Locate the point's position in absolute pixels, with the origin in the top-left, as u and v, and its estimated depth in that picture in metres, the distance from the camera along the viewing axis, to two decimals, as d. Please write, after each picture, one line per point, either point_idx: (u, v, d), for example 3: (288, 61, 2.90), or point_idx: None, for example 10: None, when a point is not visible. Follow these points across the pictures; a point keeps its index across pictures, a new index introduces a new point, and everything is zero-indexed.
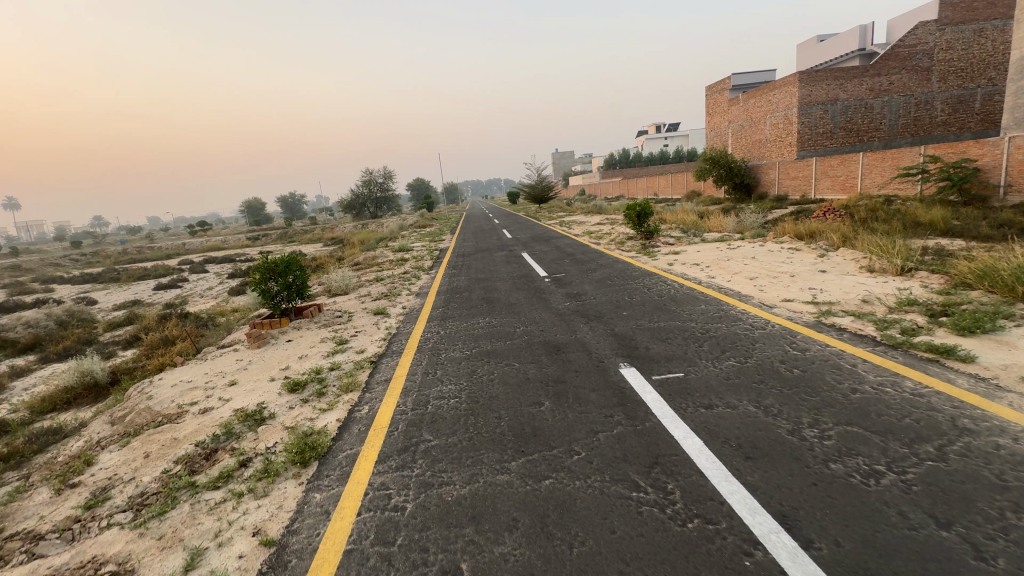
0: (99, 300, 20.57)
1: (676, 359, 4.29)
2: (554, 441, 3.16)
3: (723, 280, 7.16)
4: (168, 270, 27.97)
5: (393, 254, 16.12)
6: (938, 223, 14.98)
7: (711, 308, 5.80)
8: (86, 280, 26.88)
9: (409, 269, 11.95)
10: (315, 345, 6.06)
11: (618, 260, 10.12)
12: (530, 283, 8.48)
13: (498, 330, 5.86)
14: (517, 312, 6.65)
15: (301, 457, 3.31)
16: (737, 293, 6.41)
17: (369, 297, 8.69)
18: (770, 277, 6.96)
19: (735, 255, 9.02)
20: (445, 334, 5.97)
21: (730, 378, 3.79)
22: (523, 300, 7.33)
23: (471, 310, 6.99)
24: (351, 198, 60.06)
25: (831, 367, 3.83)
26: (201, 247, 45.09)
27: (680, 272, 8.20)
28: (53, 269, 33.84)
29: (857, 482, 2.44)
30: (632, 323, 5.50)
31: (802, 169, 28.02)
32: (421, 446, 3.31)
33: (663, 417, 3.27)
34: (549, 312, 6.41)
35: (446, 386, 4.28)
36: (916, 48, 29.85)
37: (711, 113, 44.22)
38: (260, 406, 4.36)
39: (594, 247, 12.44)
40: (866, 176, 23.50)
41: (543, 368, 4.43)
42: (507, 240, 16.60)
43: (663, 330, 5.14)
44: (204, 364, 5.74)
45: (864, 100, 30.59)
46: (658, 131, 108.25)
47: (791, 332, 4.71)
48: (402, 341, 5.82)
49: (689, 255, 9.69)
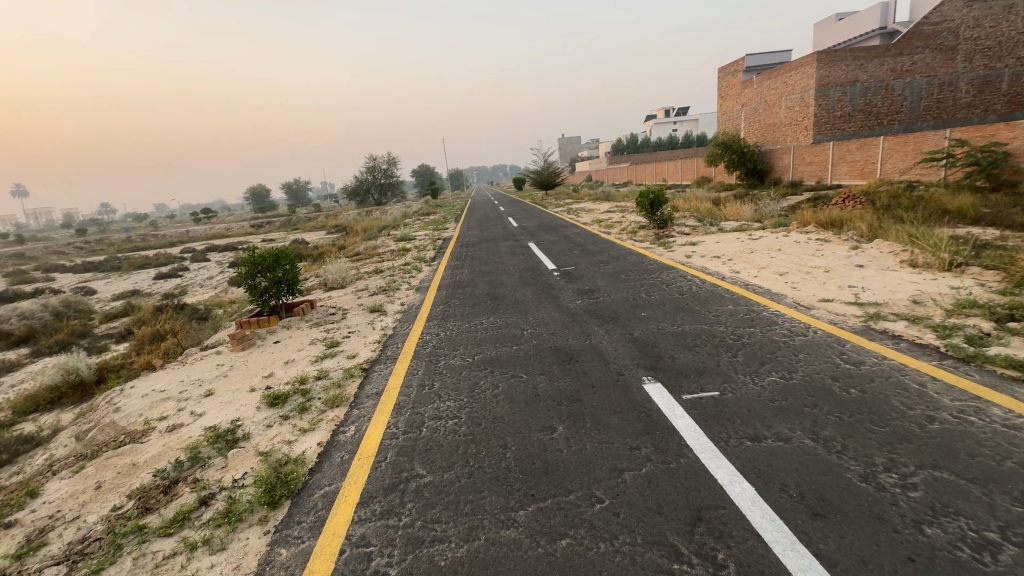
0: (98, 290, 20.25)
1: (708, 373, 3.73)
2: (570, 481, 2.62)
3: (749, 276, 6.54)
4: (170, 259, 27.63)
5: (395, 243, 15.52)
6: (967, 210, 14.18)
7: (741, 308, 5.22)
8: (87, 269, 26.57)
9: (410, 260, 11.40)
10: (302, 348, 5.53)
11: (632, 251, 9.51)
12: (538, 277, 7.91)
13: (503, 333, 5.32)
14: (524, 310, 6.10)
15: (270, 496, 2.80)
16: (767, 291, 5.80)
17: (366, 292, 8.15)
18: (802, 273, 6.33)
19: (759, 246, 8.39)
20: (445, 337, 5.44)
21: (774, 400, 3.22)
22: (530, 296, 6.76)
23: (475, 309, 6.44)
24: (355, 185, 59.43)
25: (895, 388, 3.25)
26: (205, 234, 44.81)
27: (700, 265, 7.59)
28: (57, 258, 33.73)
29: (967, 559, 1.87)
30: (653, 326, 4.94)
31: (818, 154, 27.00)
32: (412, 484, 2.79)
33: (701, 452, 2.71)
34: (559, 311, 5.84)
35: (445, 404, 3.75)
36: (940, 26, 28.60)
37: (723, 96, 42.86)
38: (234, 424, 3.85)
39: (605, 237, 11.80)
40: (886, 161, 22.57)
41: (554, 381, 3.88)
42: (513, 229, 15.95)
43: (689, 336, 4.57)
44: (181, 369, 5.23)
45: (884, 81, 29.36)
46: (667, 115, 106.15)
47: (838, 340, 4.12)
48: (398, 345, 5.29)
49: (708, 247, 9.04)
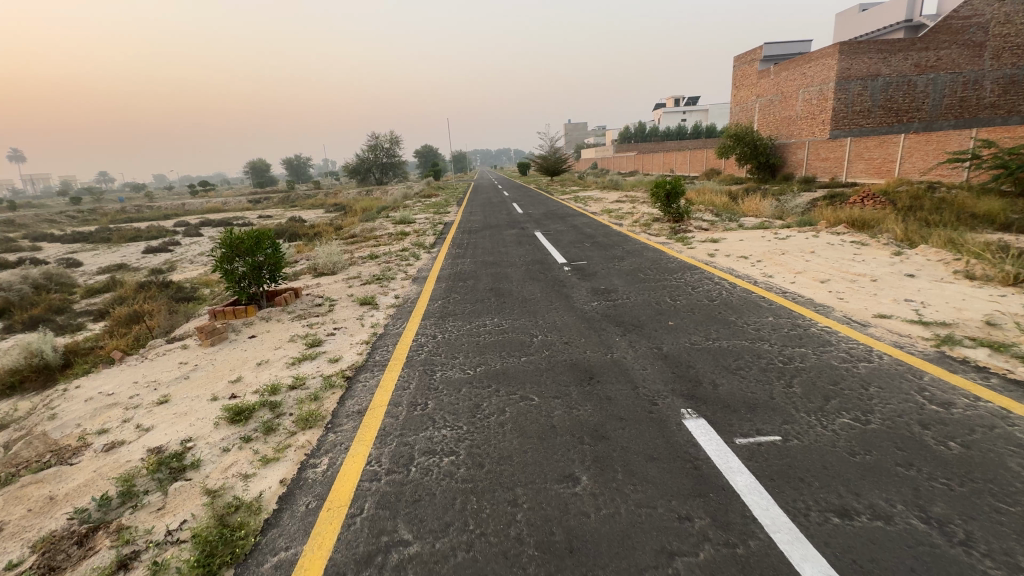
0: (84, 262, 19.54)
1: (762, 408, 3.05)
2: (603, 568, 1.96)
3: (785, 282, 5.85)
4: (162, 232, 26.83)
5: (393, 227, 14.73)
6: (997, 215, 13.43)
7: (784, 321, 4.56)
8: (76, 239, 25.77)
9: (409, 245, 10.67)
10: (280, 346, 4.85)
11: (647, 246, 8.81)
12: (546, 271, 7.22)
13: (510, 339, 4.63)
14: (533, 311, 5.40)
15: (204, 565, 2.14)
16: (810, 302, 5.11)
17: (357, 280, 7.45)
18: (845, 281, 5.64)
19: (788, 247, 7.69)
20: (444, 339, 4.76)
21: (855, 454, 2.55)
22: (540, 294, 6.06)
23: (477, 307, 5.74)
24: (356, 163, 58.19)
25: (1007, 443, 2.56)
26: (201, 207, 43.77)
27: (726, 266, 6.89)
28: (49, 226, 32.93)
29: None
30: (685, 339, 4.27)
31: (834, 150, 26.05)
32: (392, 555, 2.13)
33: (776, 533, 2.05)
34: (574, 314, 5.16)
35: (440, 434, 3.08)
36: (970, 20, 27.48)
37: (738, 86, 41.61)
38: (183, 446, 3.17)
39: (617, 229, 11.07)
40: (906, 160, 21.71)
41: (573, 411, 3.19)
42: (518, 216, 15.19)
43: (729, 355, 3.89)
44: (138, 367, 4.55)
45: (907, 76, 28.25)
46: (677, 104, 104.31)
47: (913, 370, 3.45)
48: (388, 349, 4.59)
49: (732, 245, 8.32)
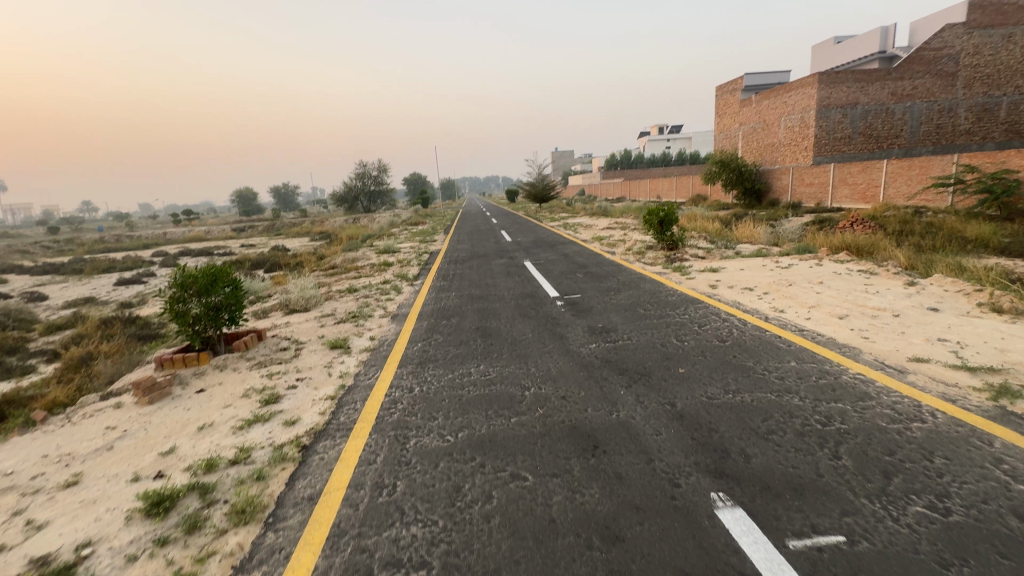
0: (50, 295, 18.54)
1: (811, 492, 2.44)
2: None
3: (799, 318, 5.35)
4: (138, 262, 25.88)
5: (376, 257, 14.13)
6: (990, 239, 13.26)
7: (810, 369, 4.00)
8: (45, 271, 24.68)
9: (391, 277, 10.08)
10: (229, 404, 4.16)
11: (644, 277, 8.32)
12: (538, 307, 6.63)
13: (498, 393, 3.99)
14: (525, 356, 4.79)
15: None
16: (832, 342, 4.59)
17: (331, 319, 6.81)
18: (865, 317, 5.14)
19: (793, 277, 7.25)
20: (422, 394, 4.11)
21: (950, 567, 1.94)
22: (531, 335, 5.46)
23: (461, 351, 5.11)
24: (343, 191, 57.84)
25: None
26: (182, 237, 42.84)
27: (731, 299, 6.39)
28: (20, 257, 31.68)
29: None
30: (700, 392, 3.68)
31: (818, 175, 26.26)
32: None
33: None
34: (572, 360, 4.54)
35: (409, 534, 2.41)
36: (941, 51, 28.31)
37: (721, 115, 42.39)
38: (77, 554, 2.46)
39: (610, 258, 10.61)
40: (890, 185, 21.82)
41: (577, 497, 2.56)
42: (506, 244, 14.71)
43: (756, 414, 3.29)
44: (57, 434, 3.83)
45: (885, 104, 28.88)
46: (661, 132, 106.52)
47: (980, 434, 2.87)
48: (355, 408, 3.91)
49: (733, 275, 7.86)
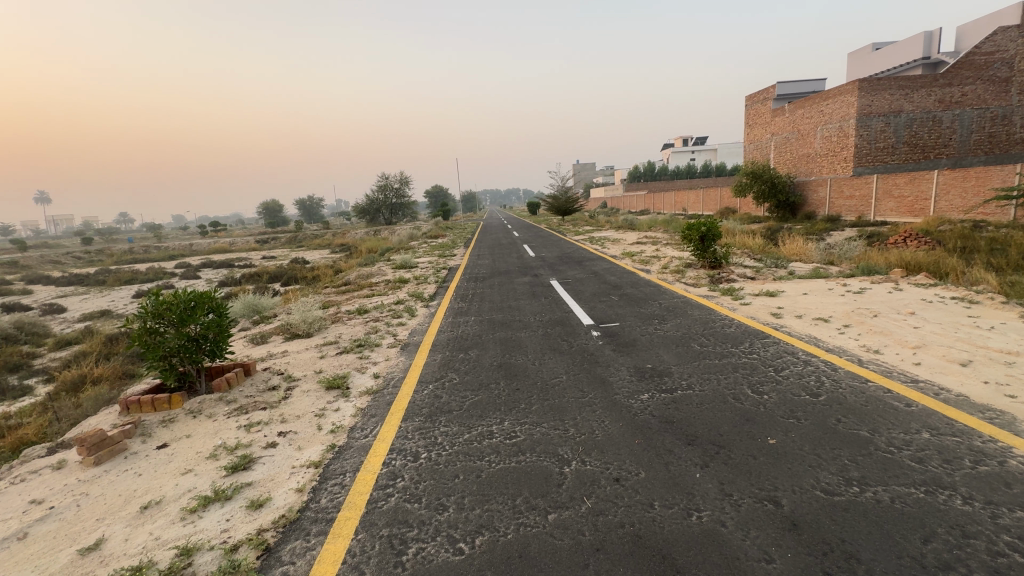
0: (68, 307, 18.38)
1: None
2: None
3: (904, 363, 4.26)
4: (160, 274, 25.89)
5: (391, 272, 13.39)
6: None
7: (955, 446, 2.91)
8: (70, 282, 24.77)
9: (404, 296, 9.25)
10: (191, 470, 3.31)
11: (689, 301, 7.28)
12: (570, 339, 5.66)
13: (527, 469, 3.01)
14: (560, 409, 3.81)
15: None
16: (966, 401, 3.50)
17: (333, 348, 5.99)
18: (998, 365, 4.01)
19: (874, 304, 6.13)
20: (430, 464, 3.17)
21: None
22: (567, 377, 4.48)
23: (480, 398, 4.16)
24: (365, 203, 58.17)
25: None
26: (208, 248, 43.32)
27: (806, 334, 5.30)
28: (50, 268, 32.16)
29: None
30: (810, 482, 2.64)
31: (859, 187, 24.64)
32: None
33: None
34: (622, 421, 3.54)
35: None
36: (993, 56, 26.60)
37: (752, 125, 41.05)
38: None
39: (645, 277, 9.60)
40: (941, 197, 20.17)
41: None
42: (529, 260, 13.80)
43: (909, 530, 2.24)
44: None
45: (931, 112, 27.07)
46: (685, 144, 104.98)
47: None
48: (339, 489, 2.96)
49: (796, 301, 6.77)
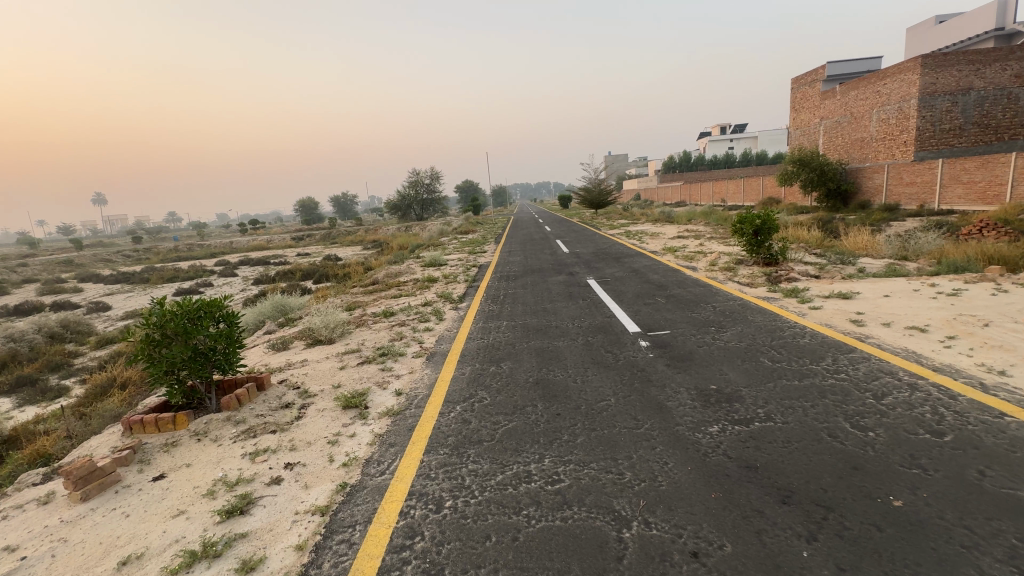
0: (113, 305, 18.89)
1: None
2: None
3: None
4: (200, 271, 26.50)
5: (421, 270, 12.98)
6: None
7: None
8: (118, 281, 25.69)
9: (432, 297, 8.76)
10: (184, 511, 2.87)
11: (748, 305, 6.46)
12: (615, 350, 5.00)
13: (576, 530, 2.40)
14: (612, 445, 3.17)
15: None
16: None
17: (355, 358, 5.51)
18: None
19: (979, 310, 5.15)
20: (455, 517, 2.60)
21: None
22: (616, 401, 3.82)
23: (513, 427, 3.55)
24: (397, 199, 58.46)
25: None
26: (246, 245, 44.44)
27: (900, 347, 4.44)
28: (102, 267, 33.67)
29: None
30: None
31: (922, 173, 22.54)
32: None
33: None
34: (690, 465, 2.86)
35: None
36: None
37: (799, 109, 38.72)
38: None
39: (692, 275, 8.77)
40: (1019, 182, 18.01)
41: None
42: (564, 257, 13.09)
43: None
44: None
45: (1006, 89, 24.54)
46: (724, 132, 100.89)
47: None
48: (344, 552, 2.41)
49: (878, 304, 5.84)
